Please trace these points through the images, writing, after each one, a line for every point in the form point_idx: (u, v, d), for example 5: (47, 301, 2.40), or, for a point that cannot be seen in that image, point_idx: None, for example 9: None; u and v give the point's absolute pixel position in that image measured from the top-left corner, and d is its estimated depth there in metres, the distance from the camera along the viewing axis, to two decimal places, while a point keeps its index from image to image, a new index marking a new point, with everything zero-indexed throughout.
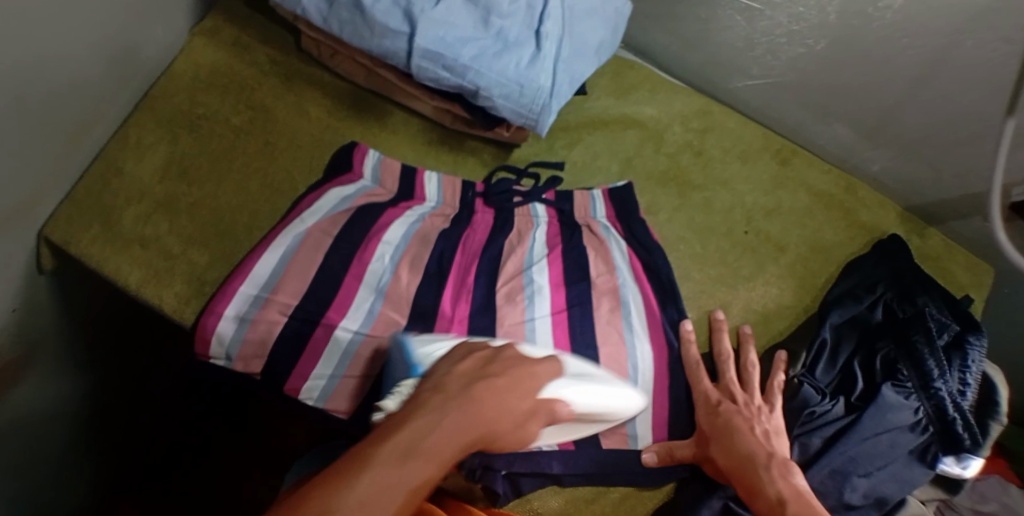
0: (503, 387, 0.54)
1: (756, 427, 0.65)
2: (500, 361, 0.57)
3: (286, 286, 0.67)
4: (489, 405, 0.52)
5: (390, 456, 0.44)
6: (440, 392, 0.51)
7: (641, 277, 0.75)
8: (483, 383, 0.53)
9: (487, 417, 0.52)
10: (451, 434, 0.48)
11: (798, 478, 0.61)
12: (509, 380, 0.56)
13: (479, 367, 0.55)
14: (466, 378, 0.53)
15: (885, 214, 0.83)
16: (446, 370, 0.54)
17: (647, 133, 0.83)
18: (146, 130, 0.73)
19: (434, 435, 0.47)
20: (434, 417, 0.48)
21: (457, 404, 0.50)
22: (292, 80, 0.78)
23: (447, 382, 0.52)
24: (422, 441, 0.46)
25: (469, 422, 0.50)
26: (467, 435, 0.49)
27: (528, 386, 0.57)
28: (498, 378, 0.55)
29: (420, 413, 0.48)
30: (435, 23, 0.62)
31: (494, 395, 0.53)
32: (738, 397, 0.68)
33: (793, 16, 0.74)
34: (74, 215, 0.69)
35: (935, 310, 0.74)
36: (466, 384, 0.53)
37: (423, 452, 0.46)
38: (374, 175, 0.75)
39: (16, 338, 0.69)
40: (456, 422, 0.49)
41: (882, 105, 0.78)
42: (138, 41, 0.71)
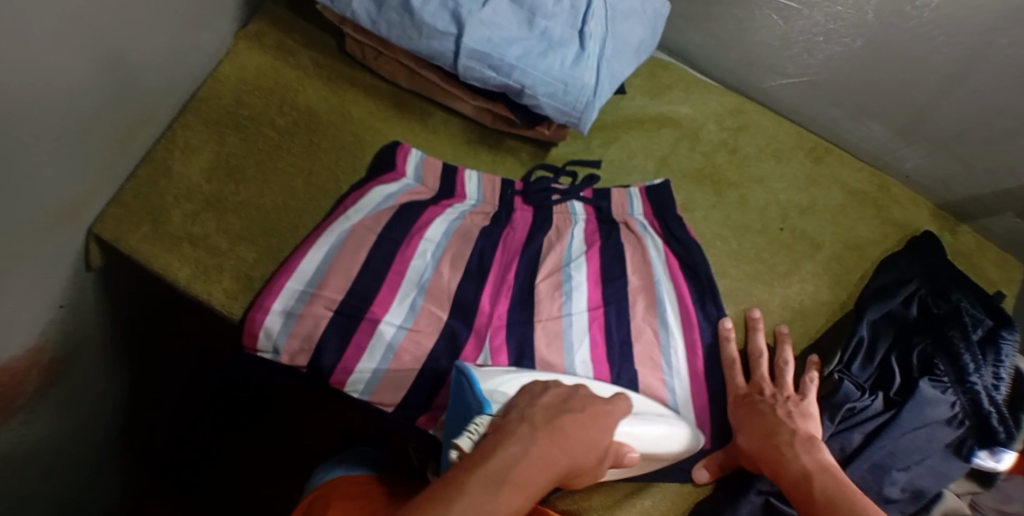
0: (587, 421, 0.54)
1: (782, 410, 0.67)
2: (590, 400, 0.56)
3: (332, 281, 0.68)
4: (575, 442, 0.52)
5: (481, 486, 0.44)
6: (524, 421, 0.51)
7: (677, 274, 0.75)
8: (567, 418, 0.53)
9: (576, 449, 0.51)
10: (537, 466, 0.48)
11: (824, 453, 0.62)
12: (588, 418, 0.54)
13: (560, 403, 0.55)
14: (550, 411, 0.53)
15: (916, 211, 0.84)
16: (528, 403, 0.55)
17: (681, 132, 0.85)
18: (194, 131, 0.75)
19: (523, 467, 0.47)
20: (520, 449, 0.48)
21: (546, 432, 0.50)
22: (335, 81, 0.81)
23: (531, 412, 0.53)
24: (516, 469, 0.46)
25: (558, 452, 0.50)
26: (556, 466, 0.49)
27: (599, 417, 0.55)
28: (579, 413, 0.54)
29: (507, 440, 0.49)
30: (482, 24, 0.63)
31: (579, 430, 0.53)
32: (765, 388, 0.69)
33: (831, 16, 0.76)
34: (124, 213, 0.71)
35: (969, 306, 0.74)
36: (555, 419, 0.52)
37: (512, 481, 0.46)
38: (416, 174, 0.77)
39: (62, 333, 0.70)
40: (542, 452, 0.49)
41: (916, 103, 0.79)
42: (188, 43, 0.73)
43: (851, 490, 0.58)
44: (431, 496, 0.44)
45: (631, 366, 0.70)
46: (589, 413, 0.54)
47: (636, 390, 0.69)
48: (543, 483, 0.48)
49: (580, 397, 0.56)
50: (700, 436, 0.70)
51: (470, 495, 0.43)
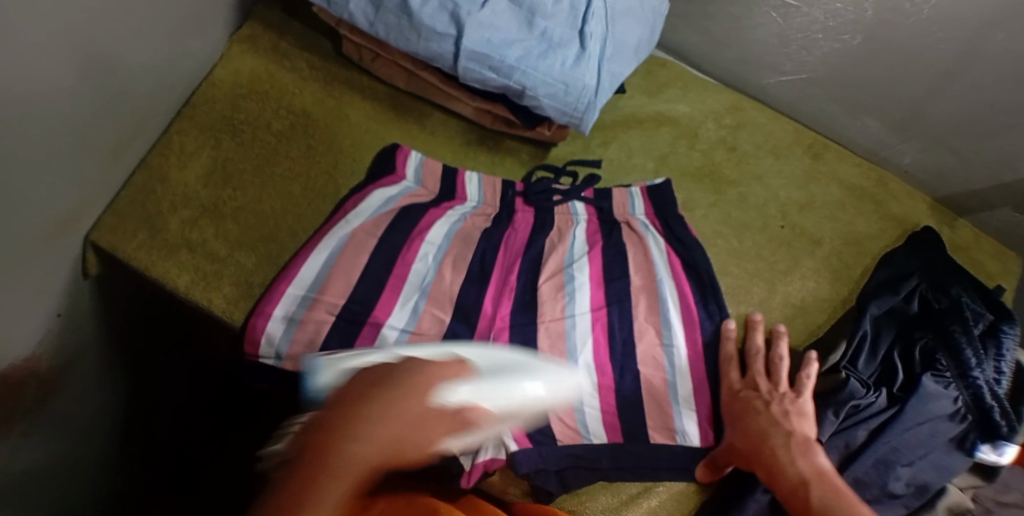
0: (422, 381, 0.51)
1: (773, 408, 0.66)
2: (371, 381, 0.50)
3: (333, 286, 0.67)
4: (411, 406, 0.49)
5: (295, 490, 0.45)
6: (299, 445, 0.47)
7: (678, 273, 0.74)
8: (329, 431, 0.47)
9: (352, 454, 0.46)
10: (371, 451, 0.47)
11: (820, 456, 0.63)
12: (384, 404, 0.48)
13: (385, 371, 0.52)
14: (322, 422, 0.48)
15: (915, 206, 0.84)
16: (372, 372, 0.52)
17: (680, 130, 0.84)
18: (189, 136, 0.74)
19: (337, 458, 0.46)
20: (325, 436, 0.46)
21: (307, 458, 0.46)
22: (331, 84, 0.80)
23: (353, 387, 0.50)
24: (298, 511, 0.44)
25: (389, 424, 0.47)
26: (341, 480, 0.45)
27: (415, 392, 0.50)
28: (341, 409, 0.48)
29: (285, 483, 0.46)
30: (482, 25, 0.63)
31: (418, 394, 0.50)
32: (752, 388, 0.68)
33: (829, 13, 0.76)
34: (121, 220, 0.70)
35: (969, 300, 0.75)
36: (320, 432, 0.47)
37: (330, 476, 0.45)
38: (416, 177, 0.76)
39: (58, 344, 0.69)
40: (377, 433, 0.47)
41: (914, 99, 0.79)
42: (182, 49, 0.72)
43: (849, 497, 0.59)
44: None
45: (633, 366, 0.70)
46: (376, 407, 0.48)
47: (640, 391, 0.69)
48: (329, 511, 0.44)
49: (358, 385, 0.50)
50: (704, 435, 0.69)
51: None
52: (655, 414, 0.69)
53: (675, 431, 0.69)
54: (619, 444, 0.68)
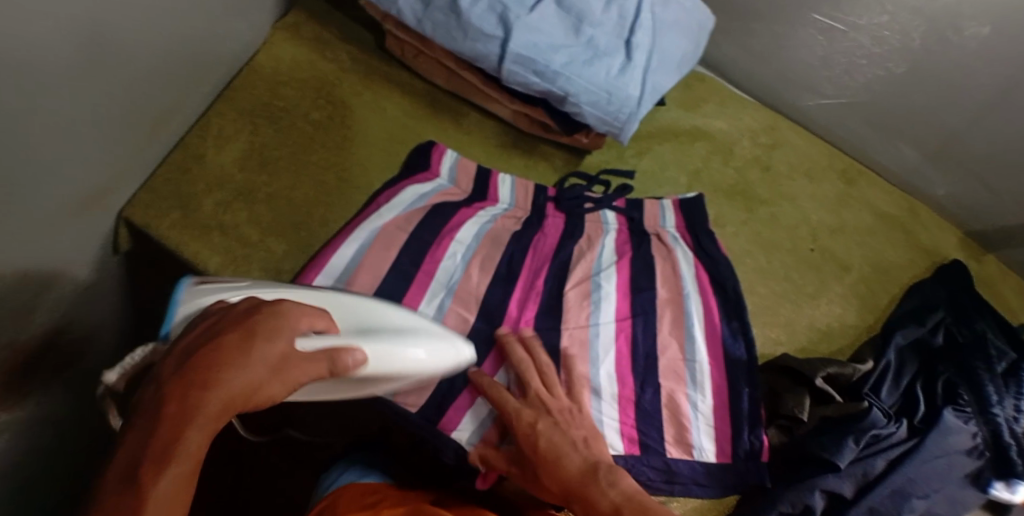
0: (255, 338, 0.43)
1: (543, 424, 0.62)
2: (235, 314, 0.44)
3: (360, 278, 0.67)
4: (213, 374, 0.41)
5: (148, 471, 0.39)
6: (152, 383, 0.41)
7: (705, 289, 0.74)
8: (194, 363, 0.41)
9: (226, 386, 0.41)
10: (174, 426, 0.39)
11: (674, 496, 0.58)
12: (246, 342, 0.43)
13: (247, 323, 0.44)
14: (180, 359, 0.42)
15: (945, 238, 0.84)
16: (225, 320, 0.44)
17: (715, 146, 0.84)
18: (228, 120, 0.75)
19: (168, 430, 0.39)
20: (167, 406, 0.40)
21: (169, 397, 0.40)
22: (372, 78, 0.80)
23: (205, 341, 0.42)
24: (175, 452, 0.39)
25: (188, 395, 0.40)
26: (208, 415, 0.40)
27: (280, 331, 0.44)
28: (229, 343, 0.42)
29: (137, 424, 0.40)
30: (529, 29, 0.64)
31: (227, 356, 0.42)
32: (556, 389, 0.65)
33: (876, 39, 0.76)
34: (155, 197, 0.70)
35: (993, 337, 0.74)
36: (179, 368, 0.41)
37: (154, 460, 0.39)
38: (450, 175, 0.77)
39: (85, 316, 0.69)
40: (172, 406, 0.40)
41: (954, 130, 0.79)
42: (229, 31, 0.73)
43: (625, 486, 0.59)
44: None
45: (654, 379, 0.70)
46: (233, 351, 0.42)
47: (660, 405, 0.69)
48: (194, 450, 0.40)
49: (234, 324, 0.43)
50: (720, 451, 0.68)
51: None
52: (671, 428, 0.69)
53: (692, 446, 0.68)
54: (636, 455, 0.67)
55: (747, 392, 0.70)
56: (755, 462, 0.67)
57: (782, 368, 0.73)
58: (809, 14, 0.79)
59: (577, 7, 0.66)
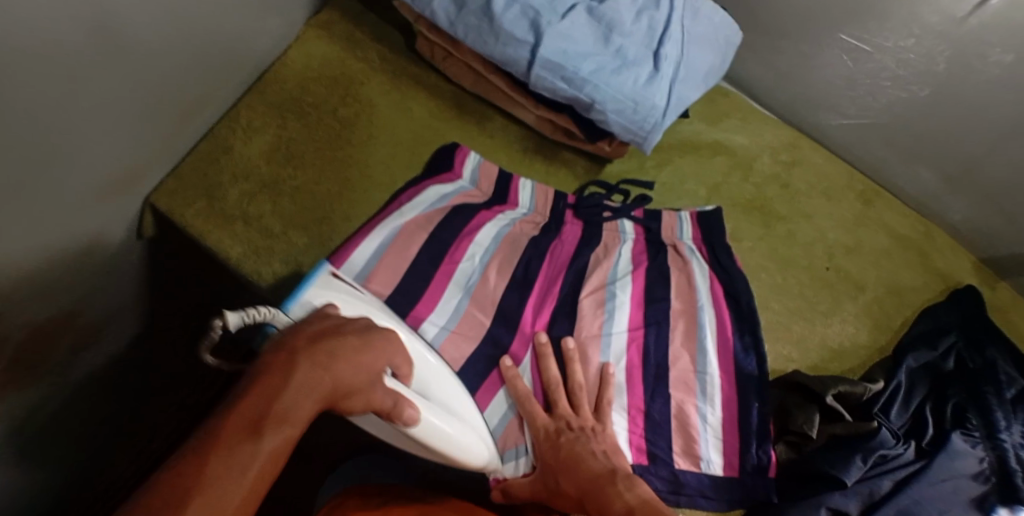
0: (357, 344, 0.50)
1: (566, 438, 0.64)
2: (345, 325, 0.51)
3: (380, 276, 0.68)
4: (340, 360, 0.47)
5: (255, 424, 0.40)
6: (277, 350, 0.45)
7: (720, 302, 0.74)
8: (326, 340, 0.48)
9: (338, 373, 0.46)
10: (299, 395, 0.43)
11: (643, 488, 0.59)
12: (362, 341, 0.51)
13: (336, 326, 0.50)
14: (312, 335, 0.48)
15: (960, 263, 0.84)
16: (313, 321, 0.51)
17: (736, 161, 0.85)
18: (257, 112, 0.76)
19: (290, 397, 0.42)
20: (285, 372, 0.43)
21: (296, 366, 0.44)
22: (400, 78, 0.81)
23: (304, 334, 0.48)
24: (289, 414, 0.42)
25: (319, 373, 0.45)
26: (317, 392, 0.44)
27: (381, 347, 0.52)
28: (351, 337, 0.49)
29: (260, 382, 0.43)
30: (560, 36, 0.65)
31: (347, 350, 0.48)
32: (579, 405, 0.67)
33: (901, 62, 0.77)
34: (181, 186, 0.71)
35: (1005, 364, 0.74)
36: (311, 344, 0.47)
37: (274, 420, 0.41)
38: (471, 177, 0.78)
39: (104, 299, 0.71)
40: (299, 380, 0.43)
41: (974, 155, 0.80)
42: (262, 27, 0.74)
43: (642, 492, 0.58)
44: (186, 467, 0.37)
45: (664, 389, 0.70)
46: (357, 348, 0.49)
47: (669, 415, 0.69)
48: (303, 418, 0.43)
49: (363, 327, 0.52)
50: (728, 464, 0.68)
51: (218, 453, 0.38)
52: (680, 438, 0.69)
53: (699, 458, 0.68)
54: (644, 464, 0.68)
55: (757, 407, 0.70)
56: (762, 476, 0.67)
57: (787, 386, 0.74)
58: (836, 34, 0.80)
59: (608, 16, 0.67)
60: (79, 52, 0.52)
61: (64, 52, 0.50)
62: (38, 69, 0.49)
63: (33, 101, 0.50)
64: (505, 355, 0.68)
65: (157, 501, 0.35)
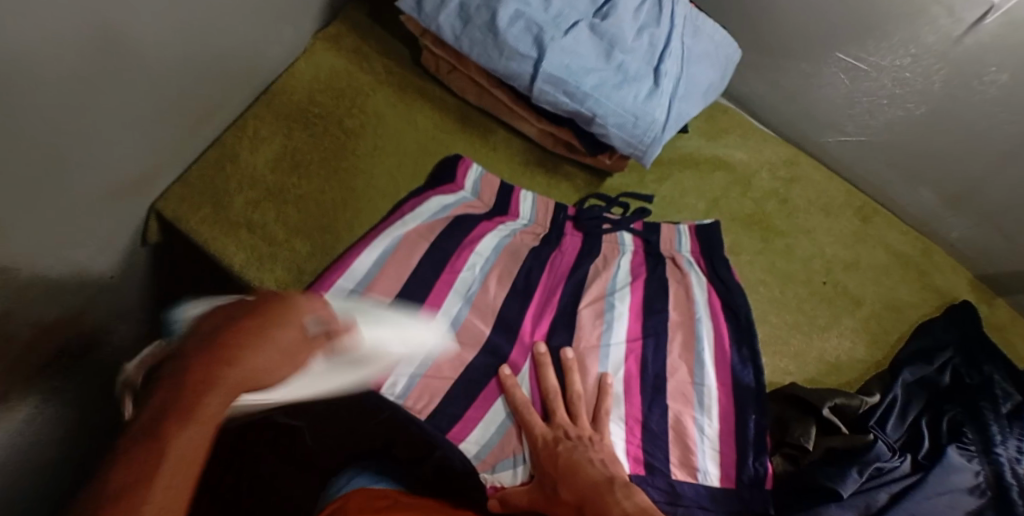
0: (246, 335, 0.40)
1: (564, 446, 0.64)
2: (230, 321, 0.40)
3: (380, 283, 0.68)
4: (228, 358, 0.38)
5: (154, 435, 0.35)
6: (170, 360, 0.38)
7: (717, 315, 0.75)
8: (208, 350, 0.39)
9: (231, 371, 0.38)
10: (206, 396, 0.37)
11: (640, 497, 0.59)
12: (240, 332, 0.39)
13: (222, 321, 0.40)
14: (188, 343, 0.38)
15: (957, 280, 0.85)
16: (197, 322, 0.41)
17: (735, 177, 0.86)
18: (264, 122, 0.77)
19: (194, 399, 0.37)
20: (180, 378, 0.37)
21: (191, 370, 0.38)
22: (406, 91, 0.83)
23: (182, 345, 0.39)
24: (203, 412, 0.37)
25: (224, 371, 0.38)
26: (226, 391, 0.38)
27: (296, 336, 0.42)
28: (231, 329, 0.39)
29: (161, 388, 0.37)
30: (563, 51, 0.66)
31: (233, 343, 0.39)
32: (575, 413, 0.67)
33: (898, 81, 0.79)
34: (187, 192, 0.72)
35: (1001, 379, 0.75)
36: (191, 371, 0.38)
37: (184, 420, 0.36)
38: (473, 188, 0.79)
39: (109, 303, 0.72)
40: (197, 380, 0.37)
41: (970, 173, 0.81)
42: (272, 39, 0.76)
43: (640, 500, 0.58)
44: (81, 511, 0.33)
45: (662, 401, 0.71)
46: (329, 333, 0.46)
47: (667, 426, 0.70)
48: (211, 419, 0.38)
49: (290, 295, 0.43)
50: (725, 475, 0.69)
51: (125, 472, 0.34)
52: (677, 449, 0.69)
53: (697, 469, 0.69)
54: (641, 475, 0.68)
55: (754, 419, 0.70)
56: (759, 488, 0.68)
57: (783, 399, 0.75)
58: (834, 53, 0.81)
59: (610, 33, 0.68)
60: (94, 60, 0.53)
61: (78, 59, 0.51)
62: (54, 75, 0.50)
63: (48, 108, 0.51)
64: (504, 364, 0.69)
65: None
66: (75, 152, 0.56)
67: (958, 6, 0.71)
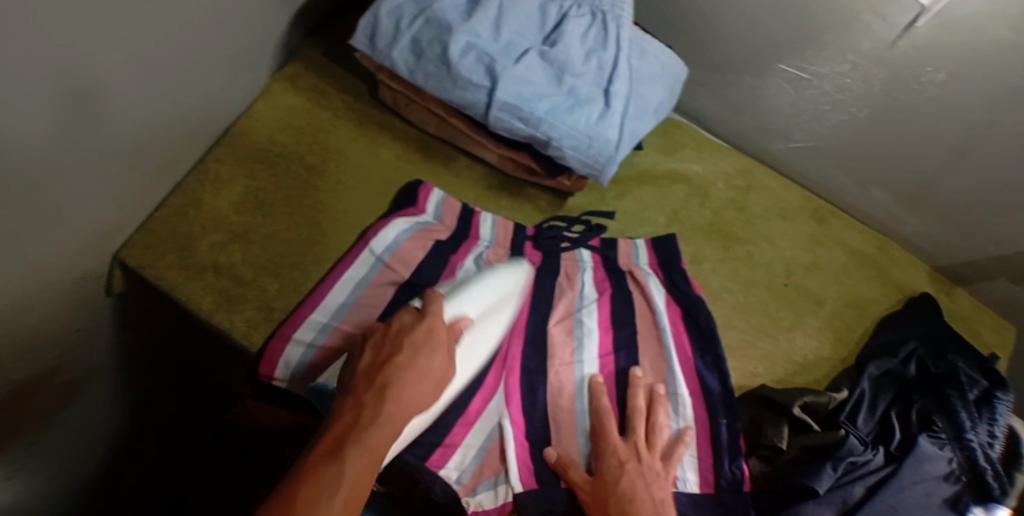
0: (426, 368, 0.56)
1: (630, 465, 0.65)
2: (413, 354, 0.56)
3: (352, 316, 0.70)
4: (405, 394, 0.54)
5: (355, 442, 0.50)
6: (359, 377, 0.55)
7: (677, 322, 0.77)
8: (388, 366, 0.55)
9: (404, 406, 0.54)
10: (388, 428, 0.52)
11: None
12: (424, 365, 0.56)
13: (409, 351, 0.56)
14: (372, 373, 0.55)
15: (916, 274, 0.88)
16: (391, 332, 0.58)
17: (693, 189, 0.89)
18: (226, 165, 0.78)
19: (379, 428, 0.51)
20: (376, 404, 0.53)
21: (375, 403, 0.53)
22: (365, 125, 0.84)
23: (383, 347, 0.57)
24: (368, 441, 0.51)
25: (400, 407, 0.53)
26: (390, 426, 0.52)
27: (446, 346, 0.59)
28: (417, 360, 0.56)
29: (357, 407, 0.52)
30: (515, 79, 0.68)
31: (410, 380, 0.55)
32: (612, 445, 0.66)
33: (839, 87, 0.81)
34: (152, 240, 0.73)
35: (965, 367, 0.77)
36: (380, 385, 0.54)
37: (359, 445, 0.50)
38: (435, 212, 0.79)
39: (77, 359, 0.72)
40: (389, 411, 0.53)
41: (916, 170, 0.84)
42: (228, 82, 0.76)
43: None
44: (308, 478, 0.48)
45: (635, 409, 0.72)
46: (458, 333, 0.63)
47: None
48: (378, 448, 0.51)
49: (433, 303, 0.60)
50: (703, 480, 0.70)
51: (330, 466, 0.48)
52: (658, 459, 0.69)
53: (677, 478, 0.69)
54: None
55: (726, 423, 0.72)
56: (738, 492, 0.69)
57: (753, 403, 0.76)
58: (777, 64, 0.83)
59: (559, 59, 0.70)
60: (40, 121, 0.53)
61: (26, 125, 0.51)
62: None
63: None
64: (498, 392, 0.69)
65: (311, 483, 0.47)
66: (26, 216, 0.56)
67: (889, 12, 0.72)
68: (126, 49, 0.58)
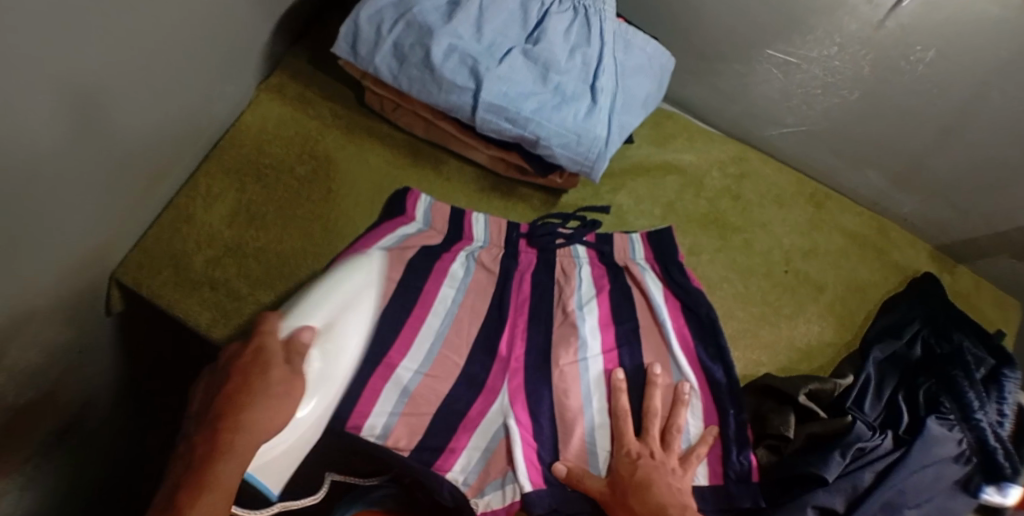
0: (276, 393, 0.54)
1: (643, 462, 0.66)
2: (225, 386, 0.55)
3: None
4: (244, 423, 0.52)
5: (189, 485, 0.50)
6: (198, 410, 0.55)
7: (678, 314, 0.76)
8: (236, 396, 0.53)
9: (251, 435, 0.52)
10: (238, 463, 0.51)
11: None
12: (266, 390, 0.54)
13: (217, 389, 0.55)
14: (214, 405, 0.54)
15: (917, 254, 0.87)
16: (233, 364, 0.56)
17: (686, 179, 0.88)
18: (216, 179, 0.77)
19: (228, 465, 0.51)
20: (202, 440, 0.52)
21: (197, 442, 0.52)
22: (353, 131, 0.84)
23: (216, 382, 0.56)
24: (212, 481, 0.50)
25: (247, 438, 0.52)
26: (239, 458, 0.51)
27: (281, 361, 0.56)
28: (234, 387, 0.54)
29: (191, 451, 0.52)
30: (499, 79, 0.68)
31: (258, 409, 0.53)
32: (625, 447, 0.67)
33: (829, 71, 0.80)
34: (145, 258, 0.72)
35: (971, 346, 0.76)
36: (214, 420, 0.53)
37: (207, 487, 0.50)
38: (425, 218, 0.78)
39: (75, 381, 0.72)
40: (242, 444, 0.52)
41: (911, 151, 0.83)
42: (211, 97, 0.75)
43: None
44: None
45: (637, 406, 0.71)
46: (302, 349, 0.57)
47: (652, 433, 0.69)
48: (224, 485, 0.50)
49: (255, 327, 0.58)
50: (713, 472, 0.69)
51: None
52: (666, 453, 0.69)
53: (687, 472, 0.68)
54: None
55: (734, 414, 0.71)
56: (747, 483, 0.68)
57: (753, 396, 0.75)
58: (765, 50, 0.82)
59: (543, 57, 0.69)
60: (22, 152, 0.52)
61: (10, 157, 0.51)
62: None
63: None
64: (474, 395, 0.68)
65: None
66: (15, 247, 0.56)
67: None
68: (105, 74, 0.58)
